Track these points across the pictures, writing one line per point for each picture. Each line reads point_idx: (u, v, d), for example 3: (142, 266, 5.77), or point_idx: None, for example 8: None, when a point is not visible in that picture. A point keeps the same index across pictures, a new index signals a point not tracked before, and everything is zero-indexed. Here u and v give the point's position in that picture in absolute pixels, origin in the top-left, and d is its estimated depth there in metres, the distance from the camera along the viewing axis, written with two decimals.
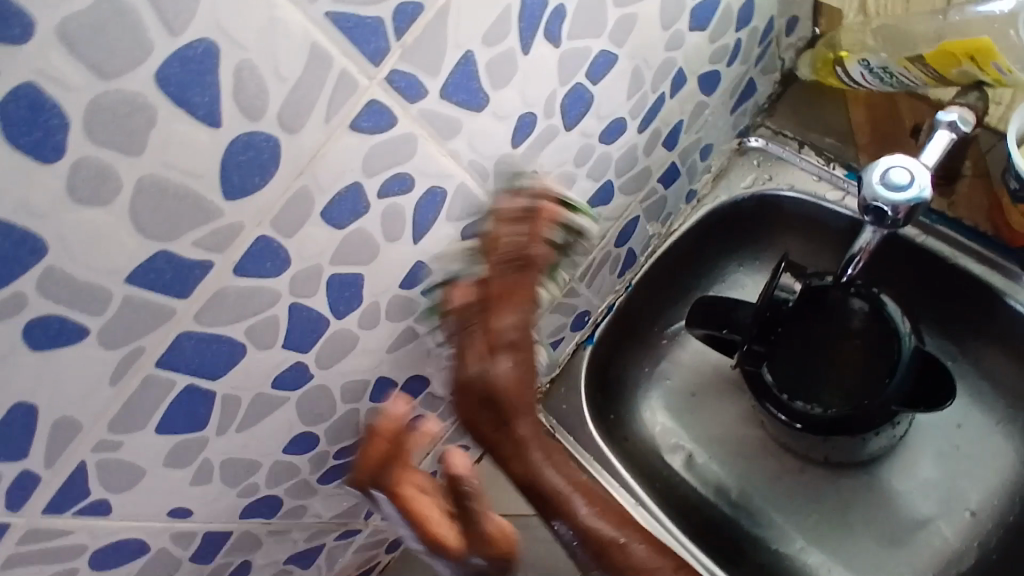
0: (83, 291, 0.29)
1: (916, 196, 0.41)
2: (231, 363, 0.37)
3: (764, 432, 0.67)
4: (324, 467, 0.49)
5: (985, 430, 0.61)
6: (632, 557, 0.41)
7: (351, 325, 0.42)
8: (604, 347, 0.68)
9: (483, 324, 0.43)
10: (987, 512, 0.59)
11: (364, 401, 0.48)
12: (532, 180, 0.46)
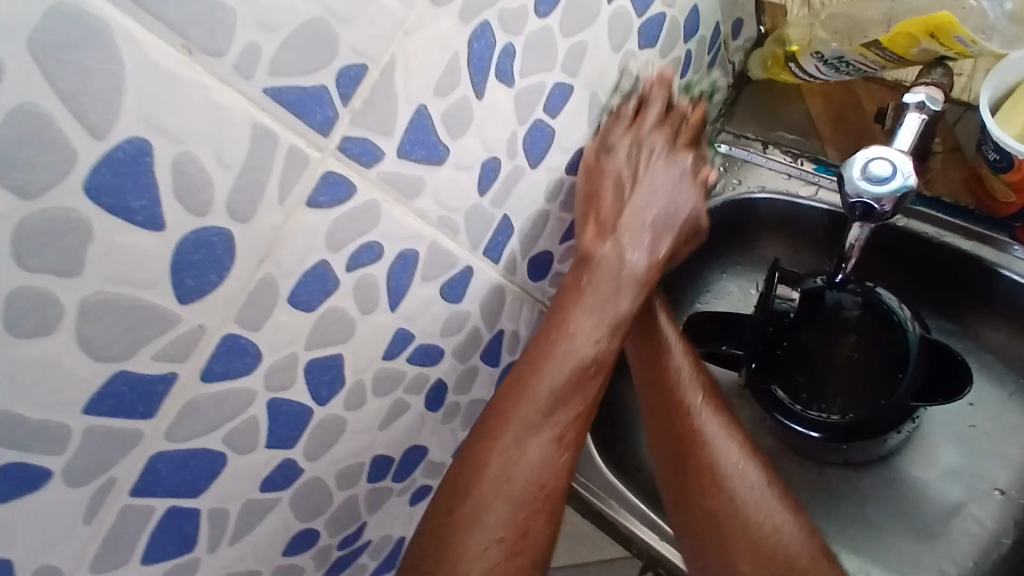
0: (37, 433, 0.26)
1: (901, 186, 0.40)
2: (214, 474, 0.34)
3: (775, 442, 0.64)
4: (330, 559, 0.46)
5: (997, 404, 0.60)
6: (756, 526, 0.44)
7: (337, 409, 0.39)
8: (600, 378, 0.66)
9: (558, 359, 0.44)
10: (1017, 490, 0.57)
11: (362, 483, 0.44)
12: (504, 225, 0.44)
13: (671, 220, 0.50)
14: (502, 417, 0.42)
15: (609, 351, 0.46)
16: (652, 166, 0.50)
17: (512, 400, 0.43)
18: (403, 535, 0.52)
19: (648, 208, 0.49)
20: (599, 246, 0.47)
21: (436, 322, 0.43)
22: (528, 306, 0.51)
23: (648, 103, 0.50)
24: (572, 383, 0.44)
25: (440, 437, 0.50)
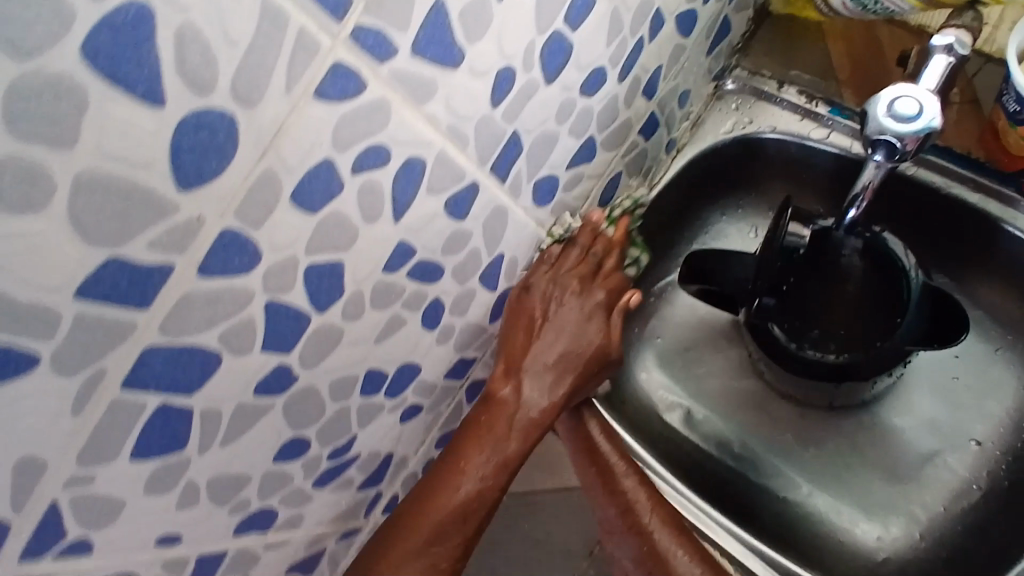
0: (26, 314, 0.25)
1: (925, 126, 0.40)
2: (207, 374, 0.33)
3: (762, 383, 0.66)
4: (319, 470, 0.46)
5: (983, 357, 0.61)
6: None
7: (333, 319, 0.38)
8: None
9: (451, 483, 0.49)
10: (993, 442, 0.58)
11: (354, 397, 0.44)
12: (514, 141, 0.42)
13: (577, 355, 0.53)
14: (425, 505, 0.48)
15: (501, 475, 0.50)
16: (560, 305, 0.53)
17: (440, 476, 0.49)
18: (390, 452, 0.53)
19: (542, 405, 0.52)
20: (513, 375, 0.52)
21: (438, 239, 0.42)
22: (529, 231, 0.50)
23: (564, 263, 0.53)
24: (475, 503, 0.49)
25: (433, 357, 0.49)
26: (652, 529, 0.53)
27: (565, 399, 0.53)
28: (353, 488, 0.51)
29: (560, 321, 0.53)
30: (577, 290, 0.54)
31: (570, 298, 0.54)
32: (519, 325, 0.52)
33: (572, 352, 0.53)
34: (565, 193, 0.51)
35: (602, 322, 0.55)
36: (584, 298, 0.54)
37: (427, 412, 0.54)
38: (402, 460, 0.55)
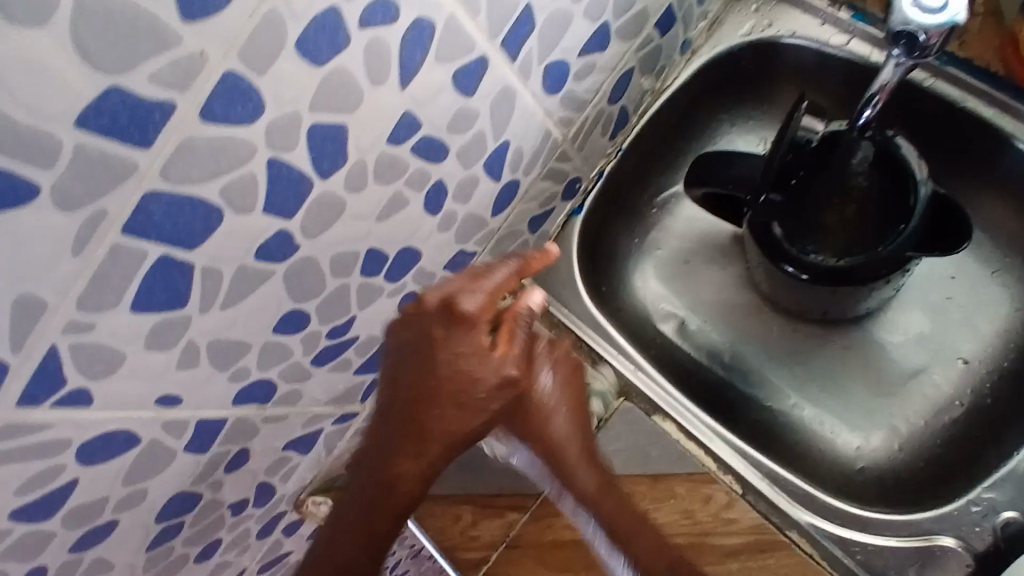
0: (27, 138, 0.24)
1: (948, 20, 0.40)
2: (209, 229, 0.33)
3: (758, 297, 0.66)
4: (318, 347, 0.46)
5: (978, 278, 0.62)
6: None
7: (336, 188, 0.38)
8: (595, 216, 0.65)
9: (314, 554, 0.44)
10: (979, 360, 0.59)
11: (354, 275, 0.44)
12: (527, 16, 0.41)
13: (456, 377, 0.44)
14: (378, 496, 0.44)
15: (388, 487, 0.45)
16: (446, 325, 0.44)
17: (380, 515, 0.45)
18: None
19: (447, 429, 0.45)
20: (387, 400, 0.45)
21: (444, 114, 0.41)
22: (537, 121, 0.49)
23: (451, 306, 0.43)
24: (401, 491, 0.45)
25: (433, 245, 0.49)
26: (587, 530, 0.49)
27: (450, 425, 0.45)
28: (349, 371, 0.52)
29: (443, 353, 0.44)
30: (467, 315, 0.43)
31: (459, 330, 0.44)
32: (421, 353, 0.44)
33: (453, 371, 0.44)
34: (576, 84, 0.50)
35: (473, 340, 0.44)
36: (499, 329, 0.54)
37: None
38: None
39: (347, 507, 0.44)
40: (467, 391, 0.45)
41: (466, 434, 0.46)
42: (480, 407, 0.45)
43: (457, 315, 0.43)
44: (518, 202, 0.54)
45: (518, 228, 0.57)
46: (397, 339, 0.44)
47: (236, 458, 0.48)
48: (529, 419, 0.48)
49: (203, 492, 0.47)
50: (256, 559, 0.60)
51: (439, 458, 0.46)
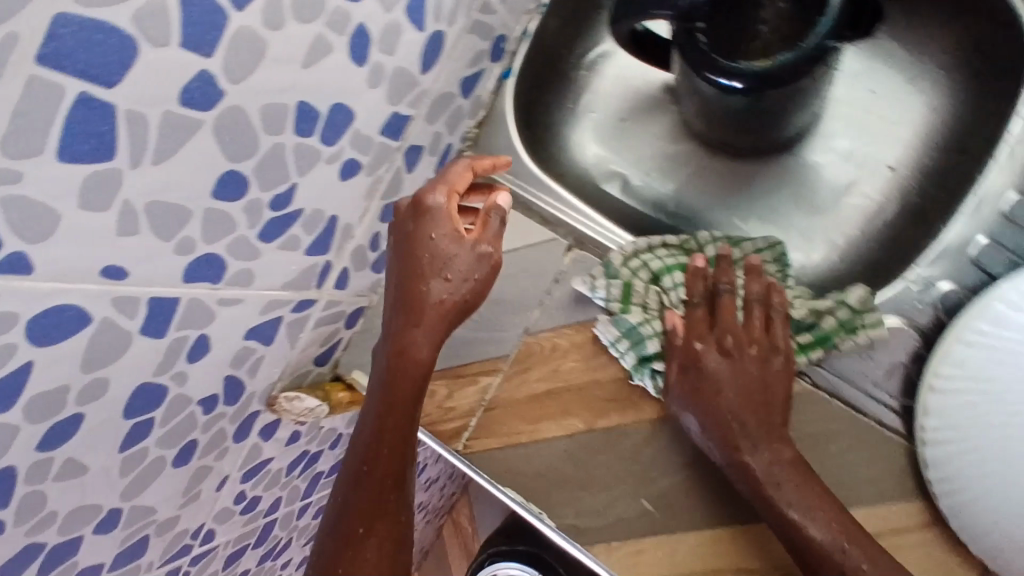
0: None
1: None
2: (127, 63, 0.32)
3: (693, 144, 0.68)
4: (262, 218, 0.45)
5: (896, 88, 0.62)
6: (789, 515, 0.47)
7: (254, 23, 0.36)
8: (523, 83, 0.64)
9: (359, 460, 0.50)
10: (904, 165, 0.61)
11: (288, 133, 0.43)
12: None
13: (421, 253, 0.51)
14: (371, 441, 0.50)
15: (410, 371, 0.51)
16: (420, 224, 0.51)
17: (371, 468, 0.49)
18: (334, 215, 0.52)
19: (444, 297, 0.51)
20: (395, 314, 0.52)
21: None
22: None
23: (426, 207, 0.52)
24: (389, 441, 0.50)
25: (365, 103, 0.47)
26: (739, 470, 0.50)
27: (447, 296, 0.51)
28: (299, 251, 0.51)
29: (425, 242, 0.51)
30: (437, 211, 0.51)
31: (424, 221, 0.51)
32: (408, 247, 0.51)
33: (432, 259, 0.51)
34: None
35: (439, 221, 0.51)
36: (759, 334, 0.53)
37: (367, 173, 0.52)
38: (348, 228, 0.54)
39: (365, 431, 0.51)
40: (444, 270, 0.51)
41: (459, 305, 0.52)
42: (461, 280, 0.51)
43: (422, 209, 0.52)
44: (446, 59, 0.53)
45: (449, 91, 0.56)
46: (394, 242, 0.53)
47: (197, 345, 0.46)
48: (468, 294, 0.51)
49: (170, 385, 0.46)
50: (237, 468, 0.59)
51: (437, 324, 0.51)
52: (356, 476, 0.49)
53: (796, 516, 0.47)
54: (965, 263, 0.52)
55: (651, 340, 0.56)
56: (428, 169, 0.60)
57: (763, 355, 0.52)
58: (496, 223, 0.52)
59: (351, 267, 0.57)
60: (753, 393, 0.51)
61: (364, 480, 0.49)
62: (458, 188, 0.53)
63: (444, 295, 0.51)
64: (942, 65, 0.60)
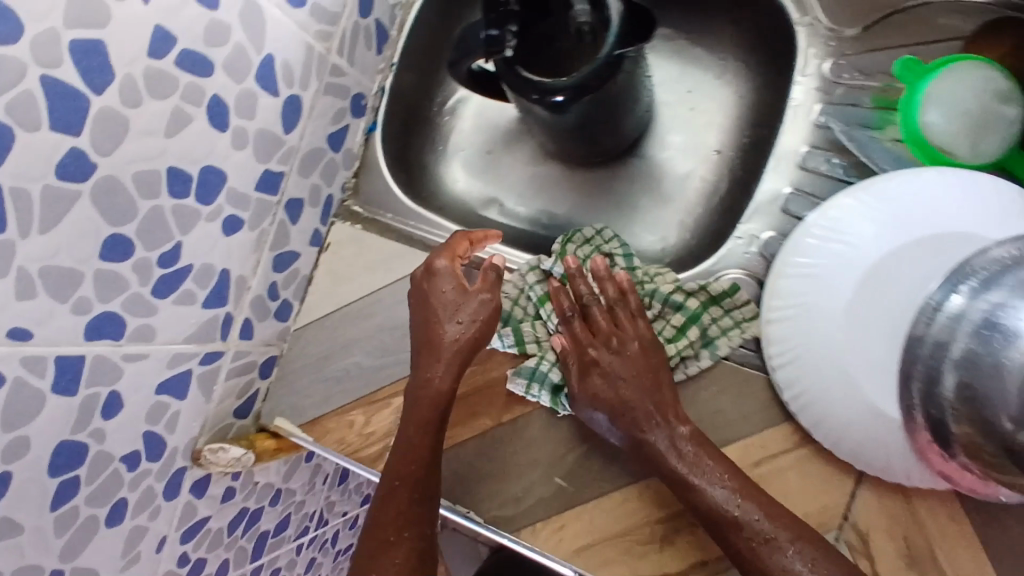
0: None
1: None
2: (5, 149, 0.38)
3: (553, 163, 0.76)
4: (153, 276, 0.50)
5: (707, 84, 0.72)
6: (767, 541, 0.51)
7: (113, 103, 0.43)
8: (390, 134, 0.72)
9: (387, 478, 0.58)
10: (728, 147, 0.70)
11: (164, 196, 0.49)
12: None
13: (432, 306, 0.61)
14: (401, 460, 0.58)
15: (428, 405, 0.59)
16: (433, 283, 0.62)
17: (399, 487, 0.57)
18: (225, 268, 0.57)
19: (458, 337, 0.60)
20: (416, 357, 0.61)
21: (195, 26, 0.47)
22: (293, 34, 0.55)
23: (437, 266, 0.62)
24: (412, 468, 0.57)
25: (235, 163, 0.54)
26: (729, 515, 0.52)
27: (457, 342, 0.60)
28: (197, 305, 0.56)
29: (436, 297, 0.62)
30: (445, 270, 0.62)
31: (433, 279, 0.62)
32: (421, 303, 0.62)
33: (442, 308, 0.61)
34: None
35: (448, 280, 0.61)
36: (627, 331, 0.61)
37: (251, 228, 0.58)
38: (243, 280, 0.60)
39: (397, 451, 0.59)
40: (453, 315, 0.60)
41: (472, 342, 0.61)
42: (473, 324, 0.61)
43: (428, 269, 0.62)
44: (308, 118, 0.60)
45: (318, 147, 0.63)
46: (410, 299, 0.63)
47: (109, 401, 0.51)
48: (479, 338, 0.61)
49: (88, 442, 0.50)
50: (175, 527, 0.62)
51: (454, 361, 0.60)
52: (387, 493, 0.57)
53: (754, 527, 0.51)
54: (781, 216, 0.60)
55: (553, 372, 0.61)
56: (312, 219, 0.66)
57: (642, 347, 0.59)
58: (493, 277, 0.62)
59: (253, 316, 0.62)
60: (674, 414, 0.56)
61: (393, 494, 0.57)
62: (460, 255, 0.63)
63: (461, 336, 0.60)
64: (738, 58, 0.69)
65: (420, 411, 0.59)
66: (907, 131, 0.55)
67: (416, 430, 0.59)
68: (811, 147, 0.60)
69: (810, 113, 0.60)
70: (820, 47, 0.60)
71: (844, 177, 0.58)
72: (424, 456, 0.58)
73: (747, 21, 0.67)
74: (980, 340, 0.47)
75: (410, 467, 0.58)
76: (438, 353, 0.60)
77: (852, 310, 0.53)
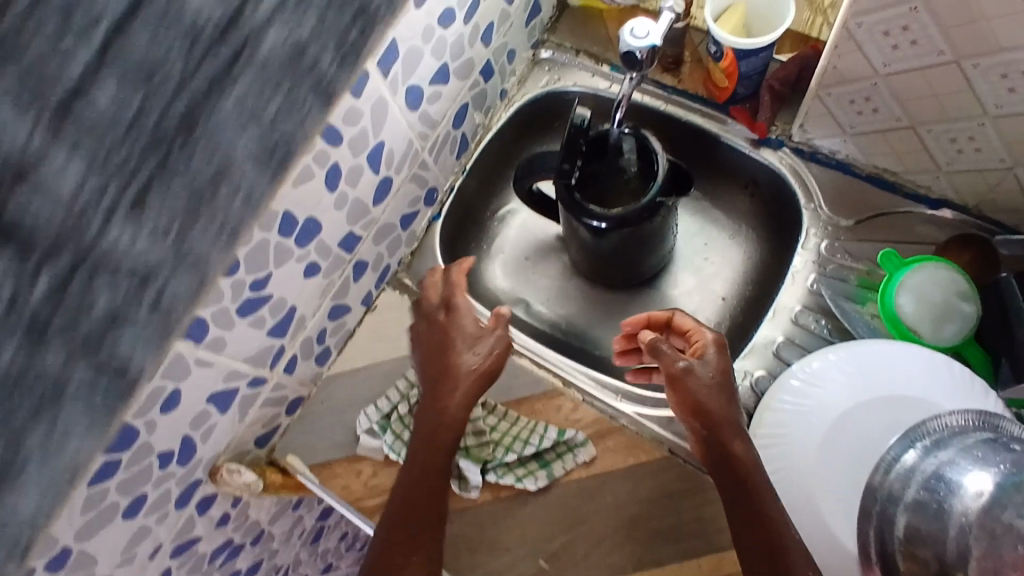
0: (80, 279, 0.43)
1: (651, 43, 0.62)
2: None
3: (583, 282, 0.86)
4: (242, 296, 0.58)
5: (722, 241, 0.84)
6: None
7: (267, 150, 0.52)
8: (450, 224, 0.83)
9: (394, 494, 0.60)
10: (731, 295, 0.82)
11: (273, 232, 0.58)
12: (393, 47, 0.60)
13: (433, 338, 0.66)
14: (411, 486, 0.59)
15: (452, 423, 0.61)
16: (427, 322, 0.68)
17: (407, 512, 0.58)
18: (294, 305, 0.65)
19: (474, 366, 0.64)
20: (428, 378, 0.64)
21: (341, 108, 0.58)
22: (402, 130, 0.67)
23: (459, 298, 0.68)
24: (414, 496, 0.59)
25: (330, 219, 0.63)
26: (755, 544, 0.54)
27: (445, 362, 0.64)
28: (263, 331, 0.63)
29: (449, 331, 0.66)
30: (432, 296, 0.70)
31: (441, 316, 0.68)
32: (423, 348, 0.67)
33: (458, 334, 0.66)
34: (428, 106, 0.69)
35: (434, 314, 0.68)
36: (684, 394, 0.60)
37: (324, 276, 0.67)
38: (302, 319, 0.67)
39: (404, 522, 0.57)
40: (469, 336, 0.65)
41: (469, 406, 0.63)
42: (461, 353, 0.64)
43: (438, 316, 0.68)
44: (392, 197, 0.71)
45: (392, 222, 0.73)
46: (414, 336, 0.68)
47: (169, 398, 0.56)
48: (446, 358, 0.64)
49: (141, 430, 0.55)
50: (171, 538, 0.65)
51: (471, 390, 0.63)
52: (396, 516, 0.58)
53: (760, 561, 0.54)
54: (774, 359, 0.69)
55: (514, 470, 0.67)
56: (369, 280, 0.75)
57: (693, 406, 0.60)
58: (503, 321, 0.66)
59: (299, 354, 0.69)
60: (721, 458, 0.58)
61: (403, 519, 0.58)
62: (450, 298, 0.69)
63: (440, 358, 0.65)
64: (750, 224, 0.82)
65: (425, 446, 0.61)
66: (885, 312, 0.66)
67: (420, 458, 0.61)
68: (804, 307, 0.70)
69: (806, 280, 0.71)
70: (819, 228, 0.72)
71: (826, 336, 0.69)
72: (420, 476, 0.60)
73: (761, 196, 0.80)
74: (928, 490, 0.54)
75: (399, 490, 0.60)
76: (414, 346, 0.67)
77: (821, 448, 0.63)
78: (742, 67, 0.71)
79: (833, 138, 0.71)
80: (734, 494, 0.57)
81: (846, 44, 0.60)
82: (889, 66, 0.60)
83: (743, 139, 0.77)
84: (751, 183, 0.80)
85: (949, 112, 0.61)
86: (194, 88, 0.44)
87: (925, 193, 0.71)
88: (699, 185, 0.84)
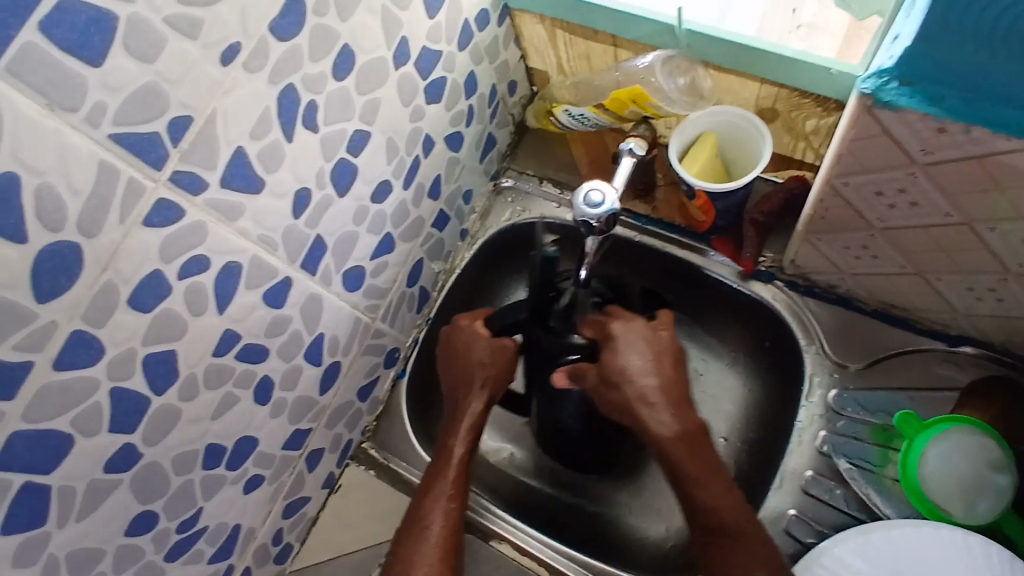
0: None
1: (609, 210, 0.54)
2: (62, 455, 0.40)
3: None
4: (168, 542, 0.52)
5: (720, 372, 0.75)
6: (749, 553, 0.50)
7: (171, 400, 0.46)
8: (419, 380, 0.75)
9: (427, 486, 0.60)
10: (735, 436, 0.72)
11: (196, 470, 0.51)
12: (318, 243, 0.53)
13: (452, 339, 0.65)
14: (450, 479, 0.60)
15: (472, 420, 0.62)
16: (460, 330, 0.64)
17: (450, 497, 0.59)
18: (237, 524, 0.59)
19: (482, 350, 0.63)
20: (453, 382, 0.65)
21: (260, 325, 0.51)
22: (345, 313, 0.61)
23: (461, 329, 0.64)
24: (451, 492, 0.59)
25: (269, 430, 0.57)
26: (709, 501, 0.53)
27: (465, 352, 0.63)
28: (203, 561, 0.57)
29: (464, 339, 0.64)
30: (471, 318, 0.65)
31: (458, 329, 0.64)
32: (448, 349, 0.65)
33: (470, 368, 0.63)
34: (373, 279, 0.63)
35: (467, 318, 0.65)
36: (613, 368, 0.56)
37: (270, 482, 0.60)
38: (251, 531, 0.61)
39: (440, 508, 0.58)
40: (480, 370, 0.63)
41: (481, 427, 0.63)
42: (473, 340, 0.63)
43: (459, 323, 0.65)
44: (343, 378, 0.65)
45: (347, 401, 0.67)
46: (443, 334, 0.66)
47: None
48: (461, 360, 0.64)
49: None
50: None
51: (483, 386, 0.63)
52: (435, 494, 0.59)
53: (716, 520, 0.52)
54: (783, 536, 0.60)
55: None
56: (329, 462, 0.68)
57: (631, 387, 0.55)
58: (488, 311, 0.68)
59: (253, 564, 0.63)
60: (654, 406, 0.55)
61: (445, 500, 0.58)
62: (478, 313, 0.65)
63: (467, 362, 0.63)
64: (749, 355, 0.73)
65: (461, 441, 0.62)
66: (909, 487, 0.57)
67: (458, 461, 0.61)
68: (814, 473, 0.61)
69: (814, 438, 0.62)
70: (824, 375, 0.64)
71: (846, 509, 0.60)
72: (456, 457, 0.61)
73: (756, 328, 0.71)
74: None
75: (437, 493, 0.59)
76: (441, 355, 0.66)
77: None
78: (717, 205, 0.63)
79: (830, 274, 0.63)
80: (697, 470, 0.54)
81: (832, 200, 0.51)
82: (886, 221, 0.51)
83: (729, 271, 0.69)
84: (743, 314, 0.71)
85: (963, 266, 0.51)
86: (54, 386, 0.38)
87: (943, 329, 0.62)
88: (689, 314, 0.75)
